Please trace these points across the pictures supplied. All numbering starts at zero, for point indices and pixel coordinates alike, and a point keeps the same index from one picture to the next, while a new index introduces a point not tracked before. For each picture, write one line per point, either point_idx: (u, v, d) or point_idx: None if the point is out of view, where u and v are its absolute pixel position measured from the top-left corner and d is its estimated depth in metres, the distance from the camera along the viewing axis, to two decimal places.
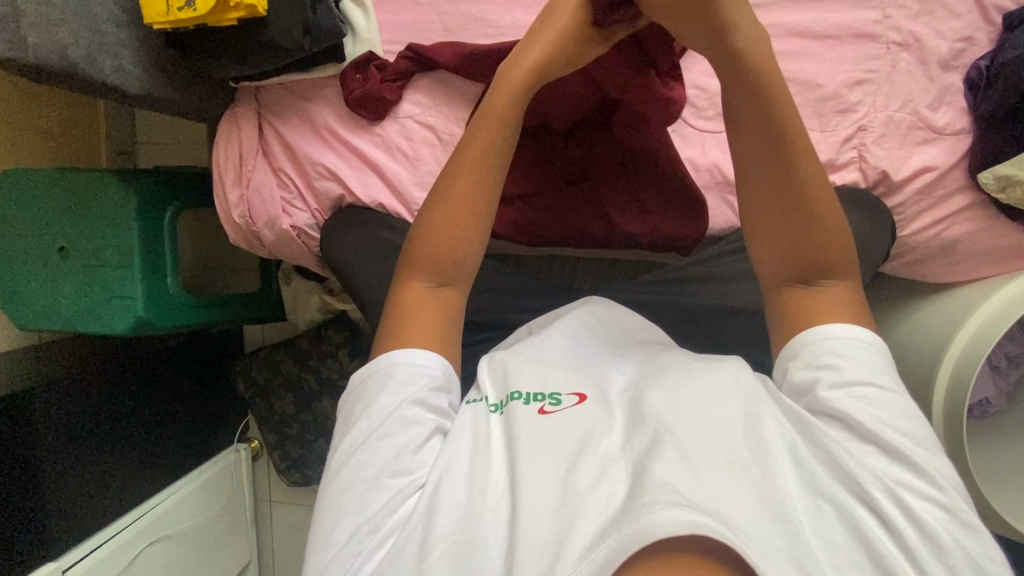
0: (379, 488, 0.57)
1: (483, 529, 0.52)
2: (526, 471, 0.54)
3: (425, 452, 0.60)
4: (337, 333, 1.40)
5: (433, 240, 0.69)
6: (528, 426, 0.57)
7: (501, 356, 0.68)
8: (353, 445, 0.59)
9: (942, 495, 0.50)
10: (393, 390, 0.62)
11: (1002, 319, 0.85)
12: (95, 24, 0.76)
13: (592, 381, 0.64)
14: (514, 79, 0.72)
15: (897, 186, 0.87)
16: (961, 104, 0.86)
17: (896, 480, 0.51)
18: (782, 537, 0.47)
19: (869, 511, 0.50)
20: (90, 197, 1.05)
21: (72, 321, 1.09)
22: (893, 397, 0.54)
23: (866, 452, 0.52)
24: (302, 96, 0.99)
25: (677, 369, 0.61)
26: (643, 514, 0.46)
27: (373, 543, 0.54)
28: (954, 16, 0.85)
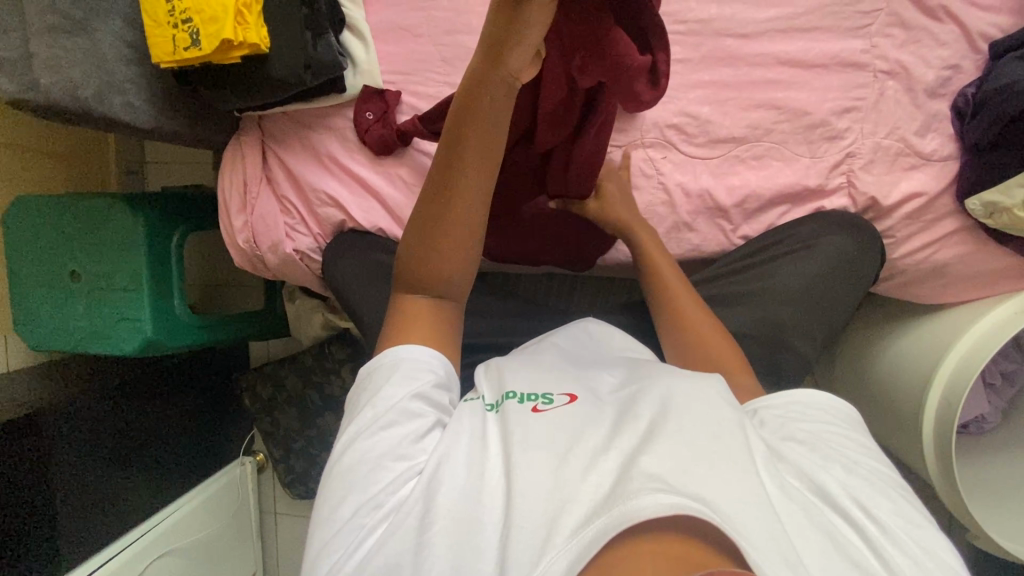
0: (383, 469, 0.60)
1: (480, 511, 0.55)
2: (518, 458, 0.57)
3: (426, 442, 0.63)
4: (340, 349, 1.43)
5: (415, 268, 0.71)
6: (521, 421, 0.61)
7: (498, 363, 0.74)
8: (359, 430, 0.64)
9: (898, 504, 0.57)
10: (400, 381, 0.66)
11: (991, 342, 0.86)
12: (105, 64, 0.79)
13: (582, 384, 0.68)
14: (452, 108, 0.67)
15: (886, 210, 0.89)
16: (948, 130, 0.87)
17: (859, 489, 0.58)
18: (765, 520, 0.50)
19: (842, 518, 0.56)
20: (100, 222, 1.09)
21: (83, 341, 1.12)
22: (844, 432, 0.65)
23: (834, 465, 0.60)
24: (304, 124, 1.02)
25: (665, 374, 0.66)
26: (630, 497, 0.48)
27: (376, 518, 0.58)
28: (941, 44, 0.87)
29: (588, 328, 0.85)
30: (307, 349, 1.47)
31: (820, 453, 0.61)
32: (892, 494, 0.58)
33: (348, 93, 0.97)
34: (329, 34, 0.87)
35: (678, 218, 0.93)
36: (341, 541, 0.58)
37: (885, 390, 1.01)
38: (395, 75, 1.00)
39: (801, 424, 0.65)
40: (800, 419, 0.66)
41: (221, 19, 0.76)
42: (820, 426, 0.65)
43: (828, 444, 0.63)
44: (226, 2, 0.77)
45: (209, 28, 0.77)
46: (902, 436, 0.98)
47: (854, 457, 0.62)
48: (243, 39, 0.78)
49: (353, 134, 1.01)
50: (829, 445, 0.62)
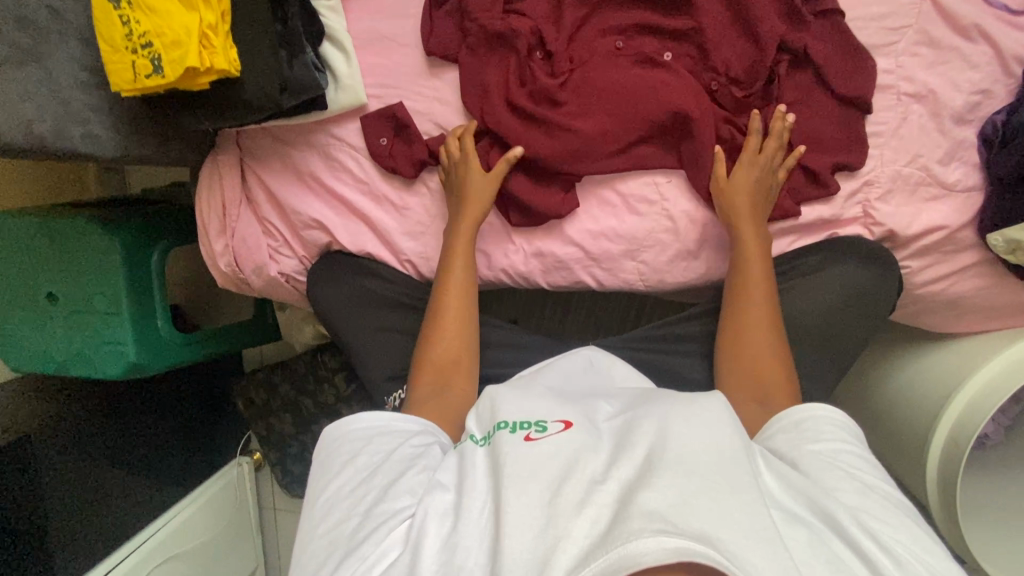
0: (370, 519, 0.61)
1: (464, 557, 0.54)
2: (509, 494, 0.56)
3: (415, 484, 0.64)
4: (334, 359, 1.41)
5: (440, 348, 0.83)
6: (514, 452, 0.59)
7: (491, 391, 0.71)
8: (348, 482, 0.66)
9: (905, 529, 0.57)
10: (390, 435, 0.70)
11: (1000, 390, 0.83)
12: (61, 93, 0.73)
13: (580, 411, 0.66)
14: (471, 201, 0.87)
15: (903, 242, 0.84)
16: (972, 159, 0.82)
17: (863, 514, 0.57)
18: (773, 555, 0.49)
19: (848, 545, 0.55)
20: (75, 242, 1.04)
21: (65, 364, 1.08)
22: (858, 456, 0.64)
23: (840, 489, 0.60)
24: (283, 140, 0.95)
25: (666, 400, 0.64)
26: (631, 540, 0.47)
27: (361, 569, 0.57)
28: (972, 66, 0.80)
29: (590, 358, 0.83)
30: (300, 356, 1.45)
31: (831, 475, 0.61)
32: (904, 519, 0.58)
33: (330, 109, 0.89)
34: (306, 54, 0.79)
35: (683, 246, 0.88)
36: None
37: (890, 416, 0.98)
38: (378, 89, 0.92)
39: (809, 445, 0.65)
40: (811, 441, 0.66)
41: (185, 44, 0.69)
42: (832, 445, 0.65)
43: (838, 465, 0.63)
44: (188, 24, 0.70)
45: (171, 54, 0.70)
46: (906, 465, 0.96)
47: (868, 479, 0.61)
48: (210, 64, 0.71)
49: (335, 153, 0.93)
50: (845, 467, 0.62)
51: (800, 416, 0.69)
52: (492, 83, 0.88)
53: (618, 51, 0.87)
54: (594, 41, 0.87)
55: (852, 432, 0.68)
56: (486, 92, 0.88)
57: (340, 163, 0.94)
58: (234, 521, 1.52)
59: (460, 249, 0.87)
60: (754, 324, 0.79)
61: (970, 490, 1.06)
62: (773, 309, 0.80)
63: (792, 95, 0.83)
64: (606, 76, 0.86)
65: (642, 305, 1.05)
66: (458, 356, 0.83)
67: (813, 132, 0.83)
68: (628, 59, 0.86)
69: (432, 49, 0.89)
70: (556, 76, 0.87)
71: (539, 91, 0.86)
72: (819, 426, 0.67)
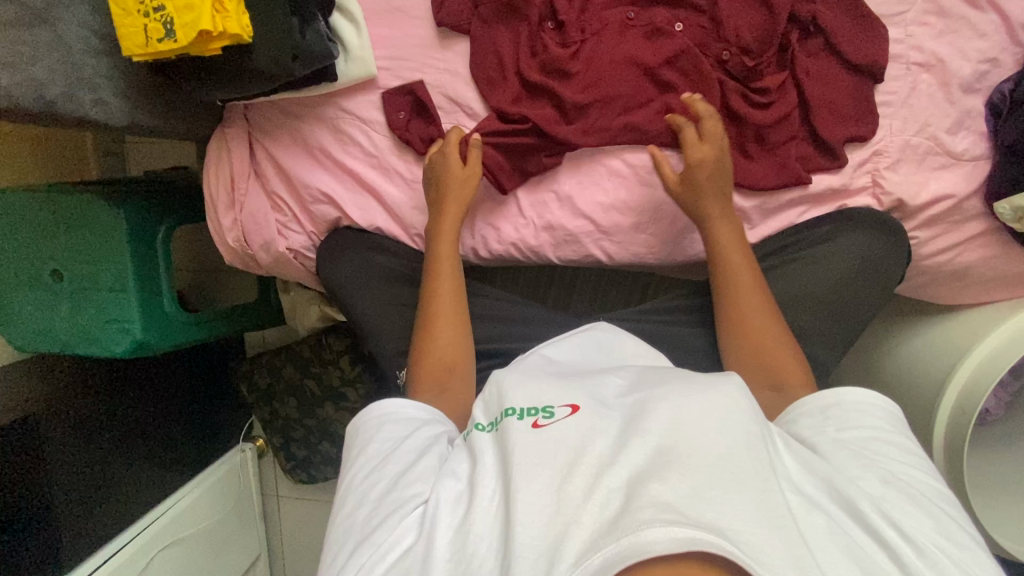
0: (383, 508, 0.62)
1: (476, 544, 0.54)
2: (520, 483, 0.55)
3: (427, 475, 0.64)
4: (338, 342, 1.40)
5: (435, 355, 0.82)
6: (522, 439, 0.59)
7: (497, 376, 0.71)
8: (360, 473, 0.67)
9: (933, 520, 0.56)
10: (400, 427, 0.71)
11: (1002, 360, 0.85)
12: (71, 57, 0.72)
13: (588, 392, 0.65)
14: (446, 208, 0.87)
15: (912, 212, 0.84)
16: (980, 128, 0.82)
17: (887, 504, 0.57)
18: (785, 544, 0.48)
19: (869, 534, 0.54)
20: (80, 218, 1.03)
21: (71, 342, 1.08)
22: (888, 445, 0.64)
23: (864, 479, 0.60)
24: (292, 113, 0.94)
25: (680, 380, 0.64)
26: (641, 529, 0.47)
27: (373, 559, 0.57)
28: (980, 35, 0.81)
29: (599, 337, 0.82)
30: (305, 340, 1.44)
31: (856, 464, 0.61)
32: (936, 512, 0.57)
33: (340, 81, 0.89)
34: (317, 22, 0.79)
35: (693, 217, 0.88)
36: None
37: (896, 389, 0.99)
38: (388, 61, 0.92)
39: (840, 432, 0.66)
40: (835, 427, 0.66)
41: (197, 7, 0.69)
42: (861, 432, 0.65)
43: (865, 452, 0.63)
44: None
45: (184, 18, 0.69)
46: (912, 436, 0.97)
47: (895, 469, 0.61)
48: (223, 29, 0.71)
49: (345, 125, 0.93)
50: (871, 456, 0.62)
51: (823, 399, 0.69)
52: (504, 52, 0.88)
53: (629, 22, 0.87)
54: (606, 11, 0.88)
55: (893, 418, 0.68)
56: (499, 64, 0.89)
57: (350, 135, 0.93)
58: (237, 506, 1.51)
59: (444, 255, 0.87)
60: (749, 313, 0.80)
61: (975, 464, 1.07)
62: (767, 304, 0.80)
63: (804, 64, 0.84)
64: (618, 47, 0.86)
65: (649, 281, 1.06)
66: (455, 356, 0.82)
67: (826, 101, 0.84)
68: (639, 31, 0.87)
69: (442, 19, 0.89)
70: (569, 45, 0.87)
71: (552, 60, 0.86)
72: (847, 412, 0.67)
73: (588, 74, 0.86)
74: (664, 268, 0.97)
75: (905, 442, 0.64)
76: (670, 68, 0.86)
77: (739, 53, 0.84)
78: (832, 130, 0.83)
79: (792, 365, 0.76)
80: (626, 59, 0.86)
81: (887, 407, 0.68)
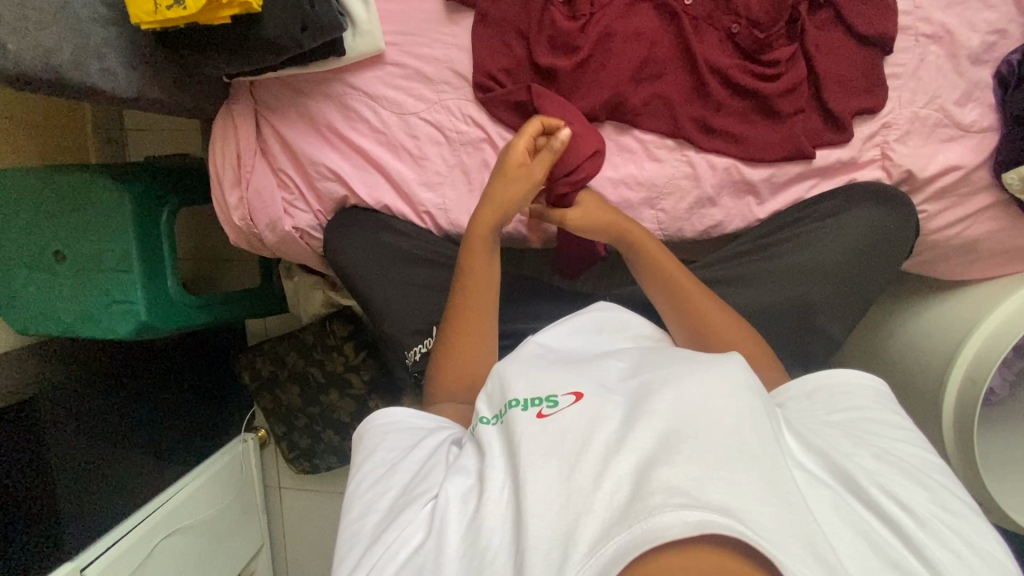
0: (393, 511, 0.60)
1: (489, 538, 0.53)
2: (527, 474, 0.54)
3: (434, 475, 0.62)
4: (342, 327, 1.39)
5: (458, 361, 0.78)
6: (527, 430, 0.58)
7: (499, 366, 0.69)
8: (366, 481, 0.65)
9: (930, 492, 0.55)
10: (406, 438, 0.69)
11: (1007, 334, 0.86)
12: (79, 26, 0.72)
13: (590, 378, 0.64)
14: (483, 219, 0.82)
15: (921, 184, 0.85)
16: (989, 100, 0.83)
17: (885, 479, 0.55)
18: (791, 522, 0.47)
19: (868, 508, 0.53)
20: (82, 199, 1.02)
21: (73, 325, 1.07)
22: (874, 420, 0.63)
23: (860, 455, 0.58)
24: (299, 90, 0.93)
25: (683, 363, 0.62)
26: (653, 514, 0.46)
27: (383, 557, 0.55)
28: (988, 7, 0.82)
29: (607, 313, 0.80)
30: (308, 326, 1.43)
31: (850, 441, 0.59)
32: (926, 481, 0.56)
33: (347, 56, 0.88)
34: None
35: (702, 192, 0.88)
36: None
37: (903, 366, 1.00)
38: (396, 36, 0.91)
39: (832, 414, 0.64)
40: (824, 410, 0.65)
41: None
42: (850, 413, 0.64)
43: (859, 431, 0.61)
44: None
45: None
46: (920, 413, 0.97)
47: (888, 445, 0.60)
48: None
49: (352, 101, 0.92)
50: (864, 433, 0.61)
51: (813, 387, 0.68)
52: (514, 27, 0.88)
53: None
54: None
55: (881, 397, 0.67)
56: (509, 41, 0.89)
57: (357, 111, 0.93)
58: (239, 496, 1.50)
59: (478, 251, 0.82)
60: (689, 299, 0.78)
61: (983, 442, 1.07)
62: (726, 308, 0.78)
63: (814, 37, 0.84)
64: (628, 21, 0.86)
65: None
66: (476, 367, 0.79)
67: (836, 73, 0.84)
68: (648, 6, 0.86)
69: None
70: (578, 19, 0.87)
71: (561, 34, 0.86)
72: (834, 394, 0.66)
73: (596, 50, 0.86)
74: (672, 245, 0.97)
75: (887, 417, 0.63)
76: (679, 43, 0.85)
77: (748, 28, 0.84)
78: (843, 102, 0.83)
79: (755, 347, 0.75)
80: (635, 34, 0.86)
81: (874, 386, 0.67)
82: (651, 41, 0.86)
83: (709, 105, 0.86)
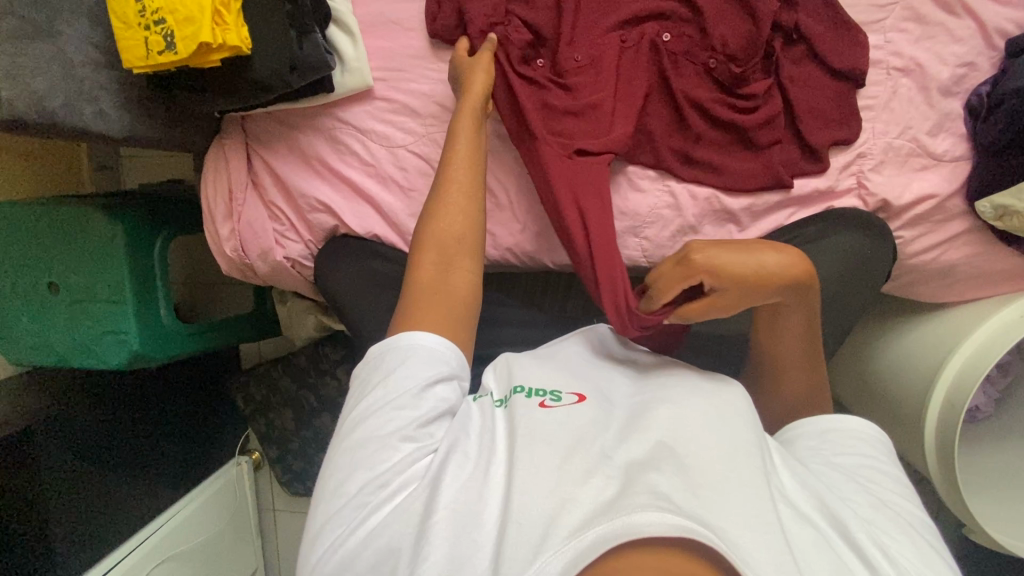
0: (391, 449, 0.61)
1: (481, 503, 0.55)
2: (522, 453, 0.57)
3: (434, 427, 0.65)
4: (335, 350, 1.41)
5: (444, 225, 0.75)
6: (528, 414, 0.62)
7: (507, 356, 0.74)
8: (369, 409, 0.64)
9: (916, 548, 0.57)
10: (416, 365, 0.66)
11: (986, 357, 0.87)
12: (72, 70, 0.75)
13: (595, 386, 0.68)
14: (472, 95, 0.83)
15: (897, 212, 0.87)
16: (960, 130, 0.85)
17: (874, 529, 0.58)
18: (772, 553, 0.49)
19: (852, 553, 0.55)
20: (76, 230, 1.04)
21: (67, 356, 1.09)
22: (877, 472, 0.65)
23: (852, 499, 0.61)
24: (289, 124, 0.96)
25: (684, 386, 0.66)
26: (635, 511, 0.47)
27: (382, 496, 0.59)
28: (955, 41, 0.85)
29: (600, 336, 0.77)
30: (301, 350, 1.44)
31: (852, 487, 0.63)
32: (917, 538, 0.58)
33: (336, 92, 0.90)
34: (315, 32, 0.80)
35: (685, 220, 0.90)
36: (343, 518, 0.58)
37: (886, 387, 1.01)
38: (384, 72, 0.94)
39: (831, 456, 0.68)
40: (832, 451, 0.68)
41: (197, 20, 0.71)
42: (852, 458, 0.67)
43: (856, 476, 0.65)
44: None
45: (184, 31, 0.71)
46: (904, 433, 0.98)
47: (884, 495, 0.63)
48: (222, 41, 0.72)
49: (341, 134, 0.94)
50: (863, 483, 0.64)
51: (812, 437, 0.71)
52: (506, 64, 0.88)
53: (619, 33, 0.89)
54: (593, 25, 0.89)
55: (886, 451, 0.69)
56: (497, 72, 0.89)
57: (346, 144, 0.95)
58: (233, 520, 1.49)
59: (464, 126, 0.81)
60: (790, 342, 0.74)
61: (968, 460, 1.08)
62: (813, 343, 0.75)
63: (790, 72, 0.86)
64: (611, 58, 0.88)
65: None
66: (462, 238, 0.75)
67: (812, 106, 0.86)
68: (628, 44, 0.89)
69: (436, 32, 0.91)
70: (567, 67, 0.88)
71: (550, 77, 0.88)
72: (844, 440, 0.69)
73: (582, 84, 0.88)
74: None
75: (892, 475, 0.66)
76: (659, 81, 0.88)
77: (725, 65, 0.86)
78: (819, 134, 0.85)
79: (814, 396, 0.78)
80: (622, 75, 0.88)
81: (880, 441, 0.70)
82: (637, 83, 0.88)
83: (688, 140, 0.88)
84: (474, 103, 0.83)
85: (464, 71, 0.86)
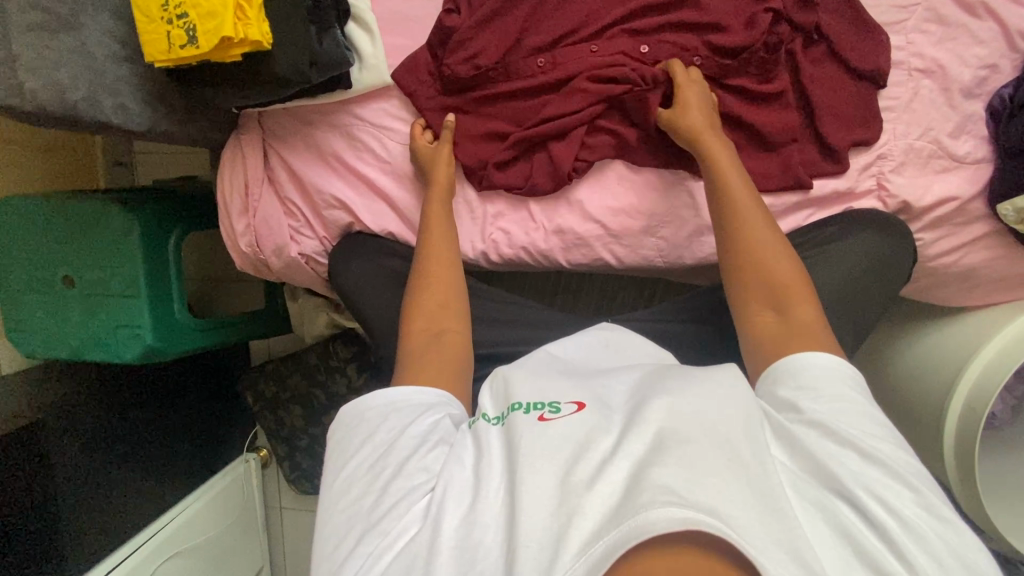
0: (385, 496, 0.62)
1: (480, 534, 0.55)
2: (524, 474, 0.55)
3: (430, 459, 0.65)
4: (346, 349, 1.41)
5: (429, 300, 0.82)
6: (528, 432, 0.59)
7: (503, 371, 0.72)
8: (360, 464, 0.66)
9: (917, 494, 0.55)
10: (399, 414, 0.69)
11: (1007, 362, 0.86)
12: (94, 63, 0.76)
13: (593, 390, 0.65)
14: (438, 181, 0.90)
15: (918, 214, 0.86)
16: (981, 133, 0.85)
17: (872, 482, 0.55)
18: (776, 524, 0.50)
19: (854, 510, 0.54)
20: (91, 224, 1.04)
21: (80, 349, 1.09)
22: (857, 412, 0.60)
23: (846, 456, 0.57)
24: (306, 121, 0.96)
25: (678, 377, 0.63)
26: (641, 510, 0.47)
27: (382, 545, 0.59)
28: (978, 43, 0.84)
29: (609, 336, 0.82)
30: (311, 347, 1.44)
31: (835, 439, 0.58)
32: (914, 483, 0.55)
33: (354, 89, 0.91)
34: (335, 28, 0.81)
35: (702, 221, 0.89)
36: (351, 568, 0.59)
37: (905, 391, 1.00)
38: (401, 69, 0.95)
39: (803, 403, 0.61)
40: (811, 398, 0.61)
41: (219, 14, 0.71)
42: (834, 403, 0.61)
43: (839, 425, 0.59)
44: None
45: (206, 25, 0.71)
46: (921, 438, 0.97)
47: (875, 444, 0.58)
48: (244, 35, 0.73)
49: (358, 131, 0.95)
50: (841, 429, 0.58)
51: (792, 376, 0.64)
52: (478, 64, 0.90)
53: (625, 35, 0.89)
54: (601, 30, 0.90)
55: (854, 382, 0.63)
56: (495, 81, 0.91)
57: (362, 141, 0.95)
58: (241, 517, 1.49)
59: (434, 211, 0.89)
60: (749, 211, 0.77)
61: (985, 467, 1.07)
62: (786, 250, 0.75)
63: (809, 73, 0.86)
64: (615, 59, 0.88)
65: (658, 284, 1.07)
66: (447, 307, 0.82)
67: (831, 107, 0.86)
68: (635, 45, 0.88)
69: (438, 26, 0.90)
70: (532, 68, 0.90)
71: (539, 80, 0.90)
72: (817, 379, 0.63)
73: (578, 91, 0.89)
74: (673, 271, 0.97)
75: (874, 417, 0.60)
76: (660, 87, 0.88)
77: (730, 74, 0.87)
78: (840, 135, 0.85)
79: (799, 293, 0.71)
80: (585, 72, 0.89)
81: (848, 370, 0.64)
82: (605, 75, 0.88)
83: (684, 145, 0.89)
84: (440, 193, 0.90)
85: (426, 162, 0.91)
